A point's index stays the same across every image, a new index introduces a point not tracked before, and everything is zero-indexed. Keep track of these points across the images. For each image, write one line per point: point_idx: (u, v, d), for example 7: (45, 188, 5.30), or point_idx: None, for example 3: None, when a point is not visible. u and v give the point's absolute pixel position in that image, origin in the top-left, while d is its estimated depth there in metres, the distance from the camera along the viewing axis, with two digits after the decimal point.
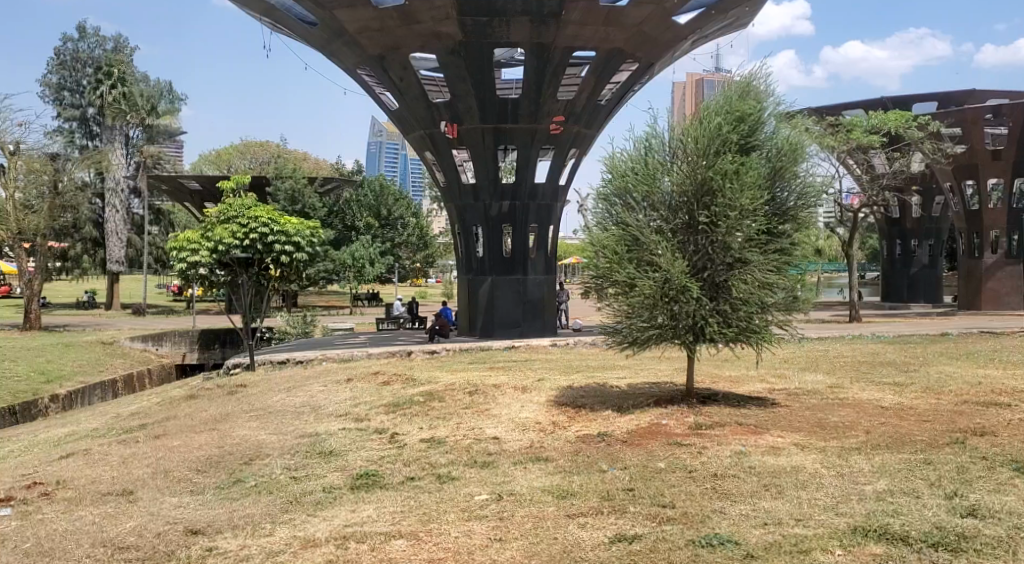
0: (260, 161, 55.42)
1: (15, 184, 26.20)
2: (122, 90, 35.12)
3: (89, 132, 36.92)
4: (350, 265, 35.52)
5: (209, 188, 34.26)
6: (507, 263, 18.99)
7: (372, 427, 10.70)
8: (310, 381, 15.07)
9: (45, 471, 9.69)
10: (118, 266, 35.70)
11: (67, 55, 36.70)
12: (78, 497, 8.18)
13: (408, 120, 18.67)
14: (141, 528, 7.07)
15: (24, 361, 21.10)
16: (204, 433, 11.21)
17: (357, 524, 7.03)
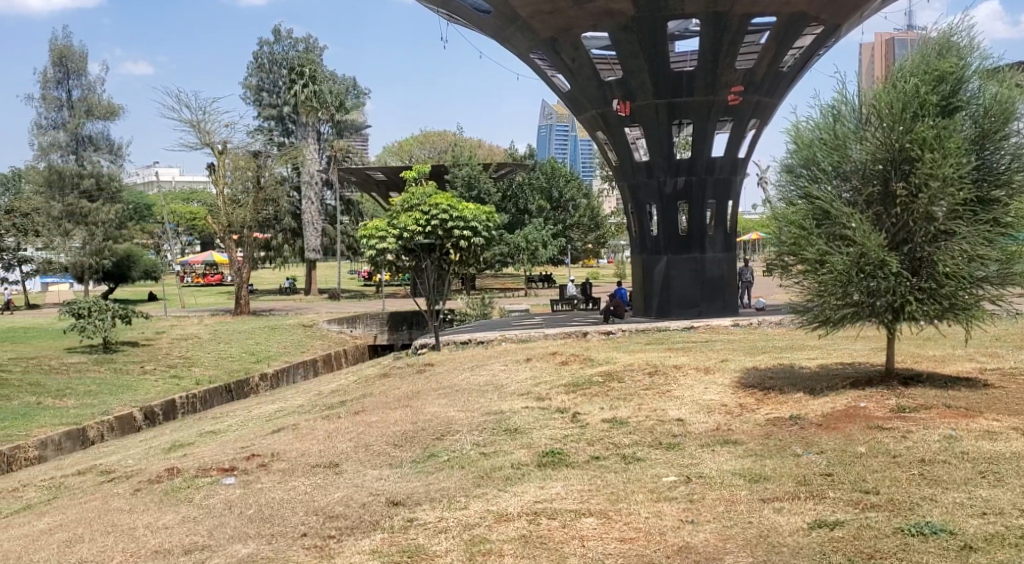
0: (438, 150, 57.47)
1: (224, 181, 28.46)
2: (313, 89, 37.04)
3: (286, 130, 39.35)
4: (524, 248, 36.02)
5: (393, 177, 35.61)
6: (685, 241, 18.64)
7: (555, 406, 10.86)
8: (493, 360, 15.50)
9: (261, 444, 10.51)
10: (314, 254, 38.04)
11: (264, 58, 39.36)
12: (291, 469, 8.83)
13: (579, 101, 18.67)
14: (347, 499, 7.53)
15: (236, 344, 22.92)
16: (398, 410, 11.78)
17: (547, 501, 7.16)
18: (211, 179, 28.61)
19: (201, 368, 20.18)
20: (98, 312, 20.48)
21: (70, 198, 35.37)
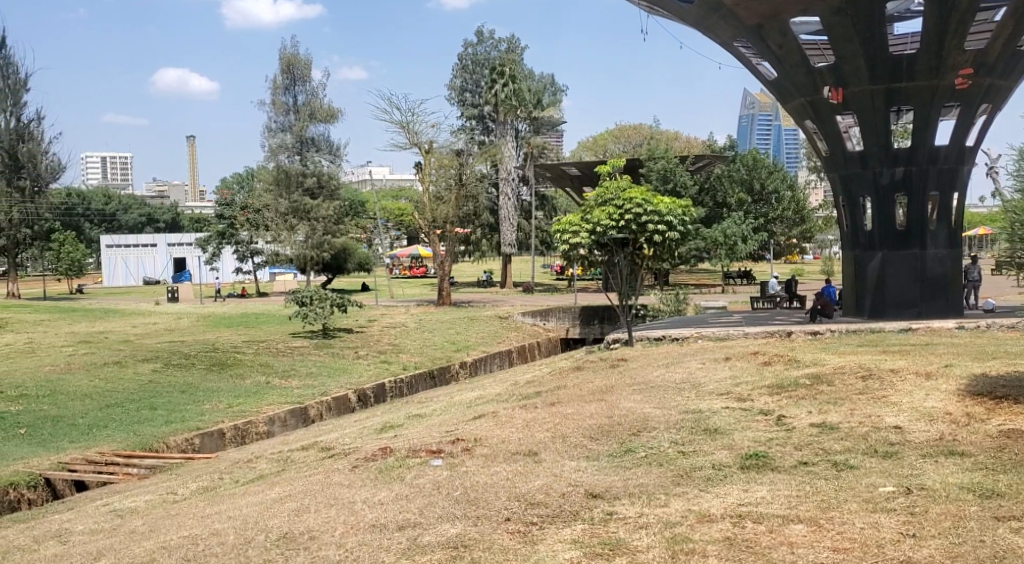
0: (633, 144, 57.16)
1: (429, 178, 29.77)
2: (513, 88, 37.90)
3: (487, 129, 40.51)
4: (722, 242, 35.02)
5: (587, 173, 35.72)
6: (903, 237, 17.44)
7: (758, 407, 10.47)
8: (689, 357, 15.20)
9: (464, 429, 10.90)
10: (510, 248, 38.87)
11: (468, 59, 40.78)
12: (493, 454, 9.09)
13: (786, 89, 17.86)
14: (547, 487, 7.63)
15: (438, 333, 23.88)
16: (594, 403, 11.82)
17: (752, 504, 6.94)
18: (417, 177, 29.98)
19: (408, 354, 21.22)
20: (318, 301, 22.02)
21: (295, 196, 38.29)
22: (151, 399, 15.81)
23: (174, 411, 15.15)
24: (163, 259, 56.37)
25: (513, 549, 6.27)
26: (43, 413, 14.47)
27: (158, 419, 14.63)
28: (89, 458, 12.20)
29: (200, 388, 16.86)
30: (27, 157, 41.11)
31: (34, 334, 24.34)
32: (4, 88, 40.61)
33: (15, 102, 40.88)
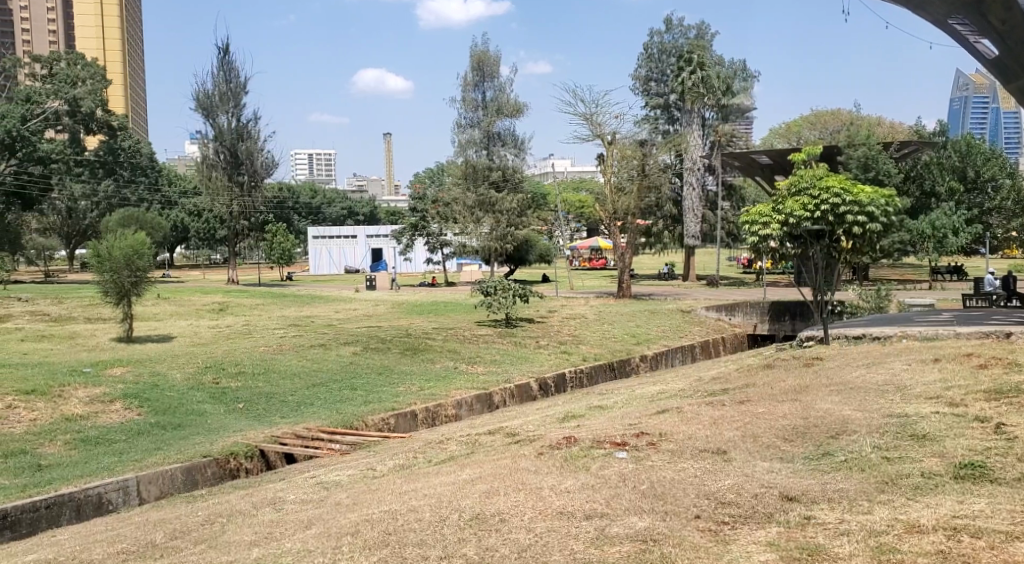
0: (830, 131, 54.36)
1: (611, 169, 29.57)
2: (701, 75, 36.94)
3: (671, 118, 39.76)
4: (930, 235, 32.59)
5: (779, 162, 34.19)
6: None
7: (972, 414, 9.67)
8: (892, 358, 14.29)
9: (648, 423, 10.76)
10: (694, 240, 37.97)
11: (654, 48, 40.14)
12: (679, 450, 8.91)
13: (1010, 68, 16.34)
14: (739, 487, 7.39)
15: (620, 325, 23.77)
16: (787, 403, 11.36)
17: (969, 517, 6.42)
18: (600, 169, 29.90)
19: (589, 346, 21.29)
20: (502, 291, 22.51)
21: (482, 189, 39.34)
22: (351, 379, 16.79)
23: (371, 392, 16.00)
24: (362, 249, 59.44)
25: (705, 547, 6.16)
26: (258, 389, 15.70)
27: (357, 399, 15.50)
28: (297, 433, 13.12)
29: (394, 371, 17.73)
30: (245, 155, 44.65)
31: (251, 317, 26.49)
32: (227, 90, 44.24)
33: (236, 103, 44.46)
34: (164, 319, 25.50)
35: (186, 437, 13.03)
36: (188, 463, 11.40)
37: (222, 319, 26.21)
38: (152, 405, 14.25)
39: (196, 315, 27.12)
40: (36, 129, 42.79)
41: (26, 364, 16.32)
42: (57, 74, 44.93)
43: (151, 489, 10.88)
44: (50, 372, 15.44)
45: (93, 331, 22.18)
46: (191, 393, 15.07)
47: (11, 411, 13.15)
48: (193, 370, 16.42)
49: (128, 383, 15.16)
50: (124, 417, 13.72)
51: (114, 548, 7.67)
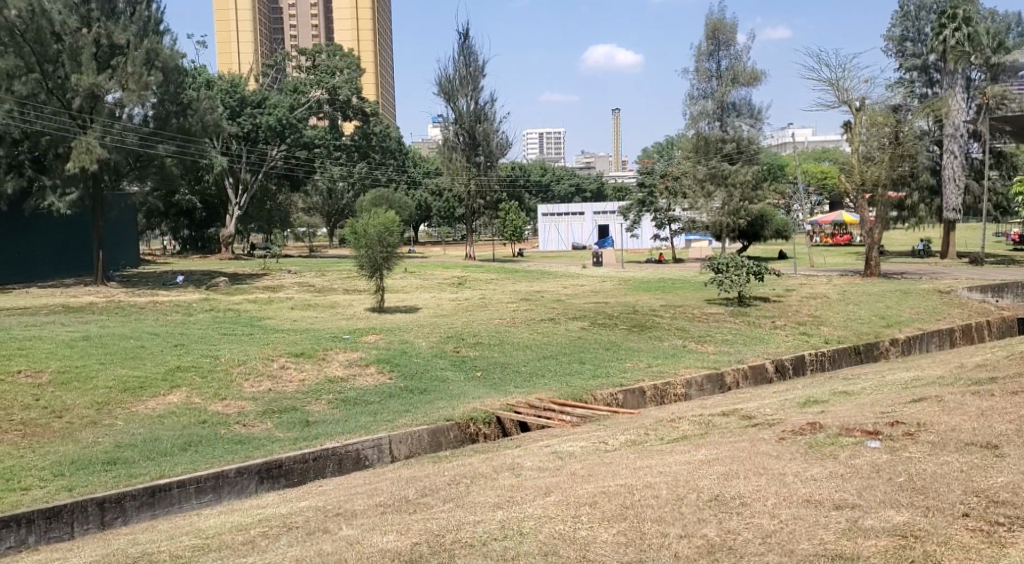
0: None
1: (859, 138, 27.67)
2: (967, 32, 33.48)
3: (929, 80, 36.43)
4: None
5: None
6: None
7: None
8: None
9: (902, 412, 10.02)
10: (954, 214, 34.79)
11: (911, 5, 37.47)
12: (941, 442, 8.23)
13: None
14: (1014, 486, 6.70)
15: (866, 306, 22.31)
16: None
17: None
18: (846, 138, 28.20)
19: (830, 327, 20.17)
20: (734, 268, 21.82)
21: (714, 162, 38.23)
22: (581, 353, 17.08)
23: (600, 366, 16.20)
24: (589, 225, 59.90)
25: (976, 548, 5.73)
26: (494, 358, 16.38)
27: (586, 372, 15.76)
28: (530, 402, 13.52)
29: (622, 346, 17.81)
30: (482, 136, 46.19)
31: (487, 291, 27.59)
32: (467, 75, 46.15)
33: (475, 86, 46.21)
34: (410, 292, 27.17)
35: (430, 401, 13.84)
36: (433, 425, 12.12)
37: (461, 292, 27.45)
38: (401, 370, 15.28)
39: (438, 288, 28.63)
40: (301, 117, 47.15)
41: (294, 330, 18.04)
42: (319, 65, 48.78)
43: (402, 448, 11.67)
44: (314, 337, 16.95)
45: (350, 302, 24.03)
46: (435, 360, 16.00)
47: (283, 371, 14.61)
48: (436, 339, 17.39)
49: (381, 349, 16.36)
50: (377, 380, 14.79)
51: (373, 500, 8.30)
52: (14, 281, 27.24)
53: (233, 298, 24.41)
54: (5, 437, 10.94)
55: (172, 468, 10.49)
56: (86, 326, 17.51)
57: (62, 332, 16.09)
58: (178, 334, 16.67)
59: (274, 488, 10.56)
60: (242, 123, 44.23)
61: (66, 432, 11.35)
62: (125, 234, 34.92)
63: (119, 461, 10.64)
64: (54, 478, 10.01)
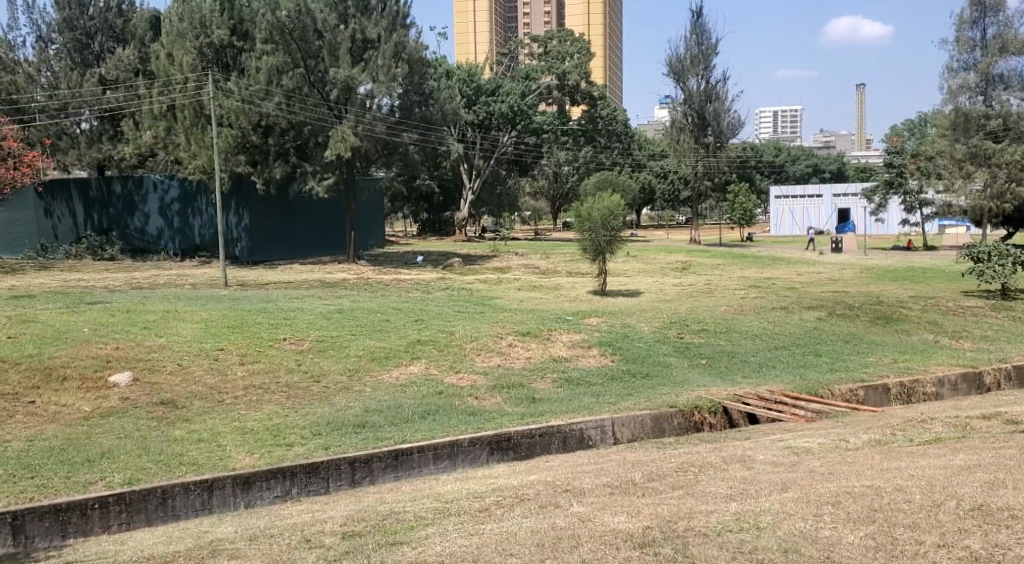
0: None
1: None
2: None
3: None
4: None
5: None
6: None
7: None
8: None
9: None
10: None
11: None
12: None
13: None
14: None
15: None
16: None
17: None
18: None
19: None
20: (998, 258, 19.83)
21: (975, 140, 34.87)
22: (816, 345, 16.25)
23: (837, 360, 15.35)
24: (828, 208, 57.02)
25: None
26: (721, 346, 16.00)
27: (822, 365, 14.99)
28: (760, 394, 13.02)
29: (863, 339, 16.74)
30: (712, 116, 44.90)
31: (713, 277, 26.90)
32: (698, 53, 45.03)
33: (706, 65, 44.95)
34: (634, 276, 27.03)
35: (654, 387, 13.76)
36: (658, 411, 12.04)
37: (686, 277, 26.96)
38: (625, 353, 15.32)
39: (662, 272, 28.30)
40: (533, 103, 48.25)
41: (522, 310, 18.54)
42: (551, 51, 49.50)
43: (624, 432, 11.70)
44: (541, 318, 17.36)
45: (574, 284, 24.34)
46: (659, 345, 15.87)
47: (512, 348, 15.12)
48: (660, 323, 17.23)
49: (604, 331, 16.47)
50: (601, 362, 14.94)
51: (601, 480, 8.39)
52: (279, 258, 30.18)
53: (467, 278, 25.45)
54: (273, 397, 12.14)
55: (413, 435, 11.16)
56: (337, 300, 18.96)
57: (316, 306, 17.52)
58: (418, 310, 17.65)
59: (503, 460, 10.95)
60: (477, 111, 46.43)
61: (322, 395, 12.41)
62: (374, 214, 37.38)
63: (367, 425, 11.49)
64: (314, 437, 10.99)
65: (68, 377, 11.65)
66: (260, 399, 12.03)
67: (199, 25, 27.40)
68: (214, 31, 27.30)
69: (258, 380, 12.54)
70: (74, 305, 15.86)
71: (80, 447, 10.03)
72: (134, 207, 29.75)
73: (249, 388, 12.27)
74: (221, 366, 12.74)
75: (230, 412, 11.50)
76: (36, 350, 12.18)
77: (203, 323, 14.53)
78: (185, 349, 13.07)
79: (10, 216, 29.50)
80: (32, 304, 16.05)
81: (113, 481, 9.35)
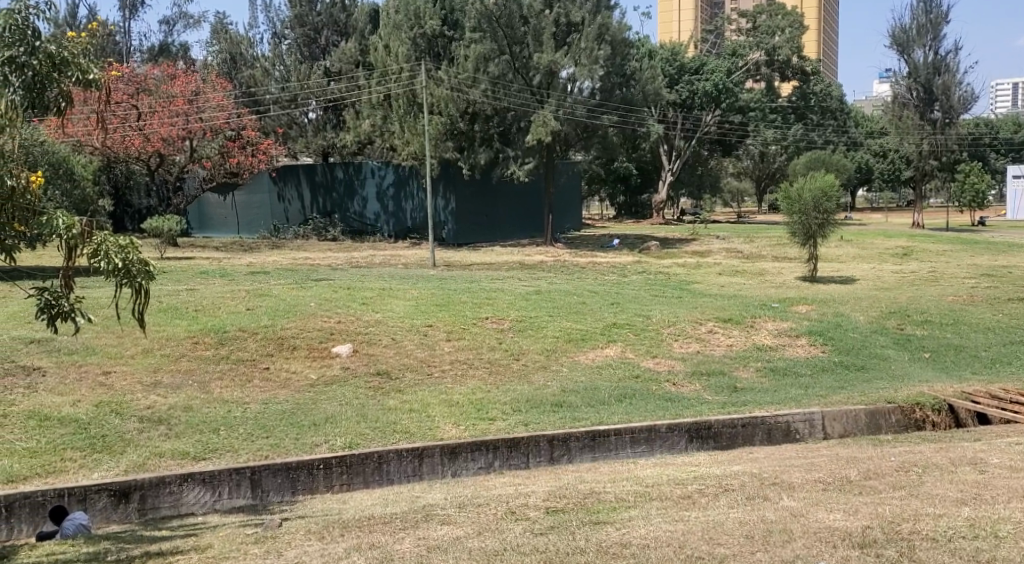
0: None
1: None
2: None
3: None
4: None
5: None
6: None
7: None
8: None
9: None
10: None
11: None
12: None
13: None
14: None
15: None
16: None
17: None
18: None
19: None
20: None
21: None
22: None
23: None
24: None
25: None
26: (947, 340, 14.81)
27: None
28: (992, 393, 11.94)
29: None
30: (941, 90, 41.46)
31: (937, 264, 24.90)
32: (926, 23, 41.76)
33: (935, 35, 41.72)
34: (847, 262, 25.53)
35: (869, 381, 12.97)
36: (873, 406, 11.37)
37: (906, 264, 25.12)
38: (837, 344, 14.55)
39: (879, 258, 26.55)
40: (739, 81, 46.84)
41: (722, 296, 18.04)
42: (760, 26, 47.53)
43: (836, 427, 11.14)
44: (744, 304, 16.82)
45: (781, 269, 23.37)
46: (875, 337, 14.94)
47: (712, 335, 14.77)
48: (876, 313, 16.20)
49: (813, 320, 15.70)
50: (810, 352, 14.29)
51: (810, 475, 8.04)
52: (485, 240, 31.26)
53: (664, 262, 25.09)
54: (477, 372, 12.59)
55: (610, 417, 11.18)
56: (537, 281, 19.28)
57: (518, 286, 17.90)
58: (616, 293, 17.62)
59: (703, 448, 10.73)
60: (680, 90, 45.70)
61: (522, 373, 12.71)
62: (572, 196, 37.76)
63: (565, 405, 11.64)
64: (514, 413, 11.27)
65: (298, 346, 12.64)
66: (465, 374, 12.50)
67: (414, 16, 28.46)
68: (427, 21, 28.34)
69: (462, 356, 13.04)
70: (301, 282, 17.12)
71: (307, 412, 10.85)
72: (354, 191, 31.61)
73: (455, 363, 12.79)
74: (430, 342, 13.33)
75: (438, 385, 12.04)
76: (270, 321, 13.29)
77: (413, 301, 15.26)
78: (398, 325, 13.78)
79: (249, 199, 32.78)
80: (264, 279, 17.46)
81: (335, 444, 10.05)
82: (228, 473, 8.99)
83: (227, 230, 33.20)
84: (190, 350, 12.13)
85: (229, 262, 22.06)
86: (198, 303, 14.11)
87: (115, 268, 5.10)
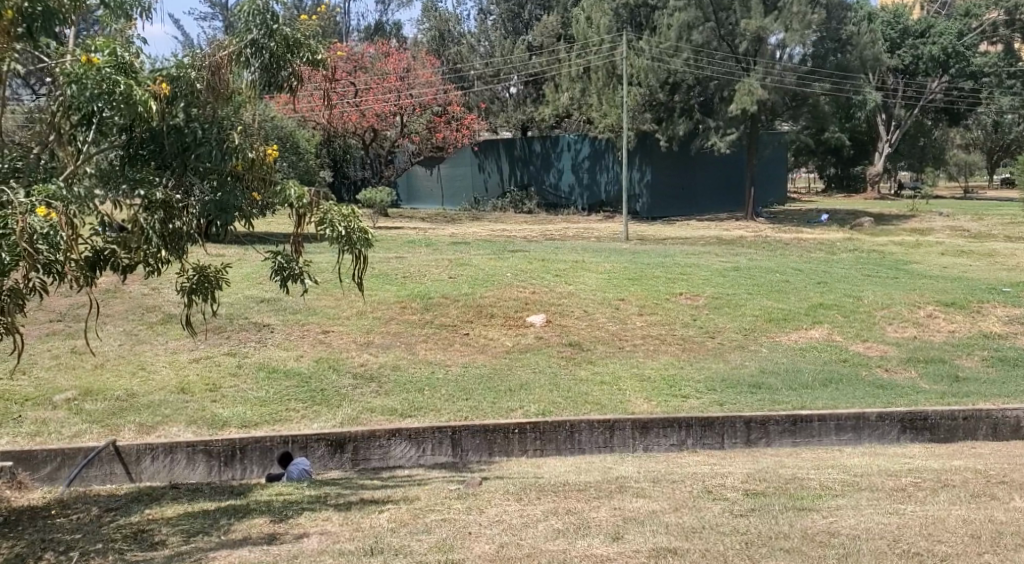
0: None
1: None
2: None
3: None
4: None
5: None
6: None
7: None
8: None
9: None
10: None
11: None
12: None
13: None
14: None
15: None
16: None
17: None
18: None
19: None
20: None
21: None
22: None
23: None
24: None
25: None
26: None
27: None
28: None
29: None
30: None
31: None
32: None
33: None
34: None
35: None
36: None
37: None
38: None
39: None
40: (972, 43, 42.77)
41: (944, 277, 16.71)
42: None
43: None
44: (969, 287, 15.51)
45: (1013, 250, 21.32)
46: None
47: (932, 320, 13.75)
48: None
49: None
50: None
51: None
52: (679, 213, 30.56)
53: (878, 239, 23.60)
54: (670, 348, 12.44)
55: (814, 402, 10.71)
56: (737, 258, 18.69)
57: (717, 262, 17.42)
58: (823, 272, 16.75)
59: (916, 440, 10.08)
60: (902, 55, 42.49)
61: (718, 351, 12.42)
62: (776, 169, 36.26)
63: (763, 386, 11.25)
64: (708, 392, 11.04)
65: (495, 315, 12.99)
66: (657, 349, 12.39)
67: None
68: None
69: (656, 331, 12.92)
70: (500, 253, 17.54)
71: (503, 377, 11.17)
72: (550, 163, 31.84)
73: (647, 337, 12.69)
74: (622, 316, 13.28)
75: (631, 358, 12.03)
76: (470, 290, 13.73)
77: (607, 274, 15.24)
78: (592, 298, 13.82)
79: (452, 171, 33.84)
80: (466, 249, 18.01)
81: (529, 411, 10.28)
82: (431, 431, 9.42)
83: (431, 201, 34.53)
84: (399, 314, 12.78)
85: (435, 232, 22.95)
86: (405, 270, 14.82)
87: (338, 235, 5.41)
